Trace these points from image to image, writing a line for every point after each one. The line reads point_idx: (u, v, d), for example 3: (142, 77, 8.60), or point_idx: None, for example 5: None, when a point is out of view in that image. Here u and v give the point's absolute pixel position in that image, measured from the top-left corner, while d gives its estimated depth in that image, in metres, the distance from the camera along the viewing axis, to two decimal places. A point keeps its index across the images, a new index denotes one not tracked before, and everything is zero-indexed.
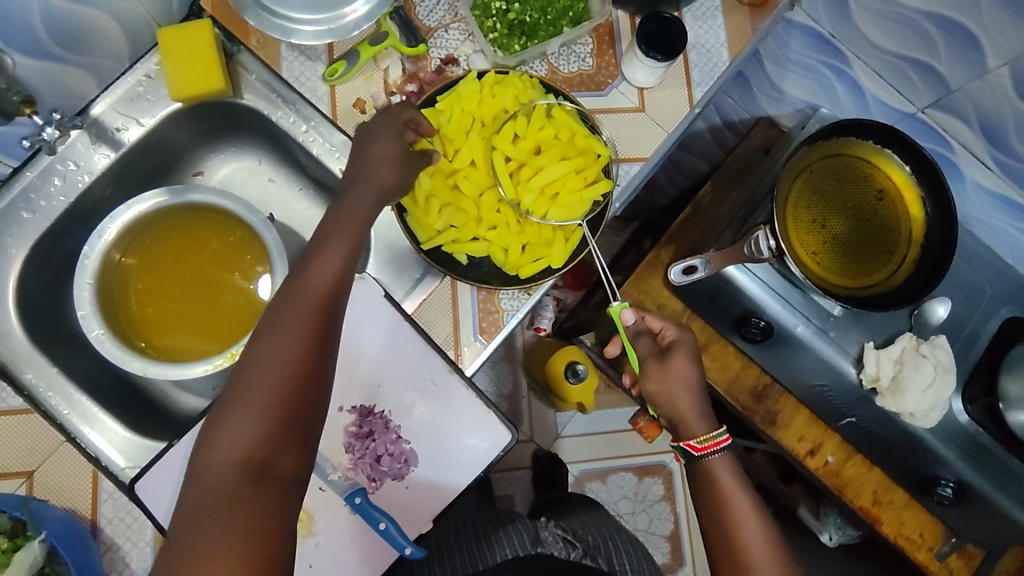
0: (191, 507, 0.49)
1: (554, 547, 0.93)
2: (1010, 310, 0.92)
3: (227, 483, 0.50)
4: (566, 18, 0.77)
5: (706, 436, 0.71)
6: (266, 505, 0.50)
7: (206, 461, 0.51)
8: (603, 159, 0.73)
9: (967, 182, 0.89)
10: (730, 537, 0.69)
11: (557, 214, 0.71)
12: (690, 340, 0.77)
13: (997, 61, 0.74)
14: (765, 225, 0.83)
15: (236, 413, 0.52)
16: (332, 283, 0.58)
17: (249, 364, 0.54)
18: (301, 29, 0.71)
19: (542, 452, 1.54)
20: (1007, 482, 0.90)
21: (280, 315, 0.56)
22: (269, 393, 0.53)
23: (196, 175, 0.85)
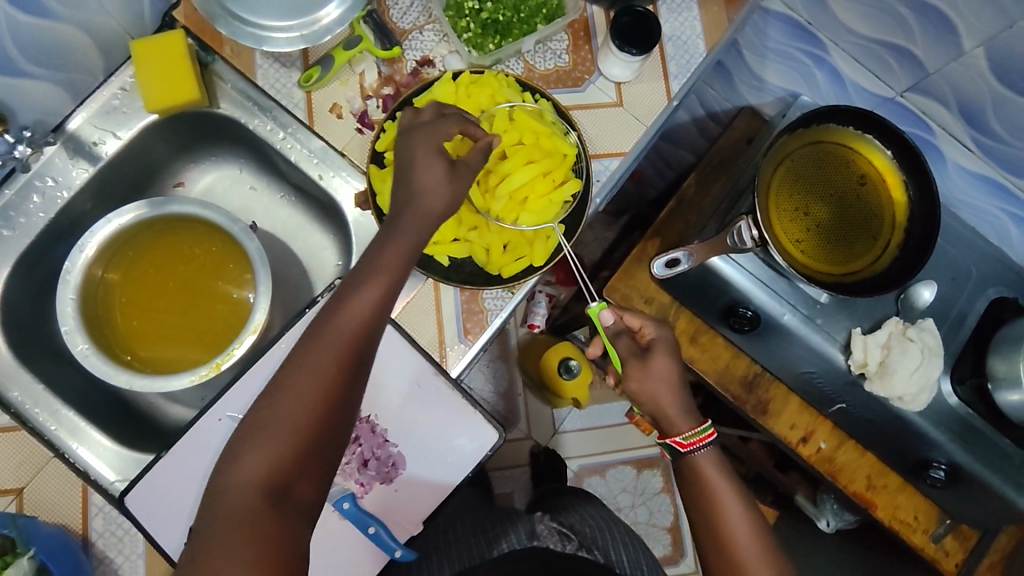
0: (208, 527, 0.50)
1: (549, 540, 0.92)
2: (997, 290, 0.92)
3: (248, 507, 0.50)
4: (540, 15, 0.76)
5: (693, 432, 0.71)
6: (281, 534, 0.50)
7: (229, 480, 0.52)
8: (570, 158, 0.73)
9: (949, 164, 0.89)
10: (718, 531, 0.67)
11: (528, 219, 0.72)
12: (670, 338, 0.76)
13: (972, 43, 0.74)
14: (747, 216, 0.83)
15: (258, 440, 0.53)
16: (369, 316, 0.58)
17: (281, 387, 0.55)
18: (274, 37, 0.70)
19: (539, 449, 1.54)
20: (1000, 463, 0.90)
21: (313, 347, 0.56)
22: (296, 421, 0.53)
23: (177, 186, 0.85)
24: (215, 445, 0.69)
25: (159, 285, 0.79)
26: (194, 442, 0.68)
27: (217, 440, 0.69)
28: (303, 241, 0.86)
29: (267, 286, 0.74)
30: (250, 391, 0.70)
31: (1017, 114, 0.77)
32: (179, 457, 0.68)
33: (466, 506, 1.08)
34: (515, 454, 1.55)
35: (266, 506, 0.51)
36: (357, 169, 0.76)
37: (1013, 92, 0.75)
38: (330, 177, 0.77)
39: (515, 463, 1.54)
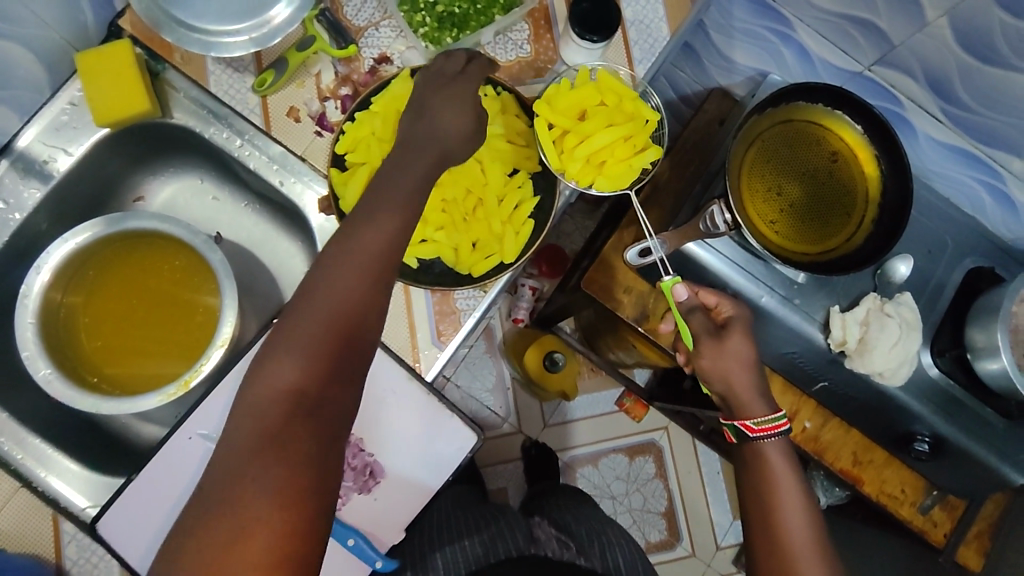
0: (234, 442, 0.49)
1: (549, 547, 0.92)
2: (974, 260, 0.92)
3: (273, 420, 0.49)
4: (497, 6, 0.74)
5: (766, 418, 0.73)
6: (304, 450, 0.49)
7: (254, 393, 0.51)
8: (651, 124, 0.72)
9: (920, 136, 0.89)
10: (775, 523, 0.70)
11: (602, 182, 0.72)
12: (747, 317, 0.78)
13: (936, 12, 0.72)
14: (720, 199, 0.82)
15: (283, 349, 0.51)
16: (391, 240, 0.56)
17: (301, 308, 0.53)
18: (222, 41, 0.67)
19: (530, 443, 1.51)
20: (983, 432, 0.91)
21: (339, 257, 0.54)
22: (316, 340, 0.51)
23: (138, 201, 0.82)
24: (189, 464, 0.68)
25: (123, 301, 0.77)
26: (165, 463, 0.67)
27: (189, 459, 0.68)
28: (271, 249, 0.84)
29: (232, 298, 0.72)
30: (219, 409, 0.68)
31: (983, 81, 0.77)
32: (150, 481, 0.67)
33: (454, 505, 1.06)
34: (505, 449, 1.53)
35: (293, 419, 0.49)
36: (319, 173, 0.74)
37: (978, 61, 0.75)
38: (292, 184, 0.74)
39: (507, 459, 1.52)
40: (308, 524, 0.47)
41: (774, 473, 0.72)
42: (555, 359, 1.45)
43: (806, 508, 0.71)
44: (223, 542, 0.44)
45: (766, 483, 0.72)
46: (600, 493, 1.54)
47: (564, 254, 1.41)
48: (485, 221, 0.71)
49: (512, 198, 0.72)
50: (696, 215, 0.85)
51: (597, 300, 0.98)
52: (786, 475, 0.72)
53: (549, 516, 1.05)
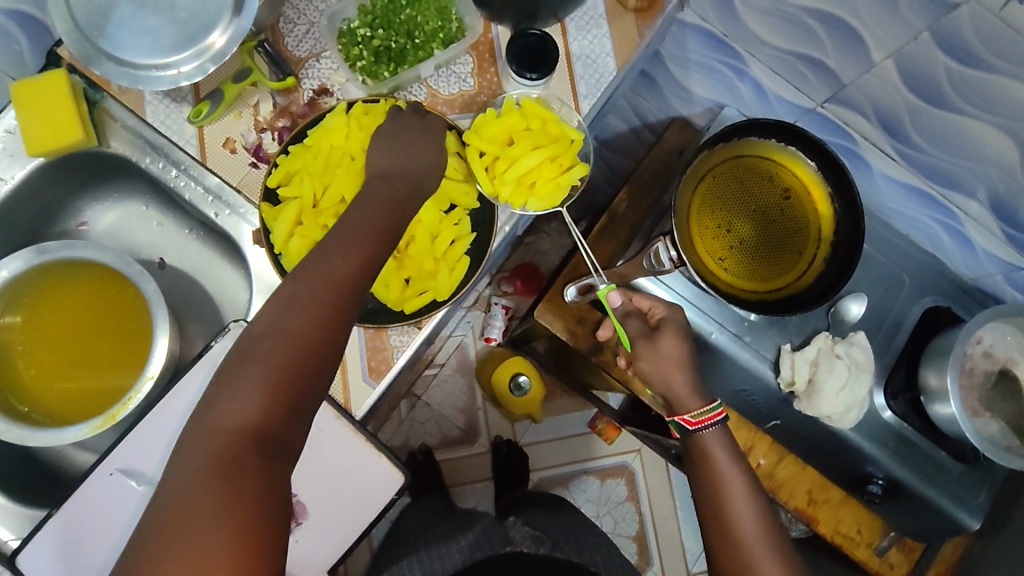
0: (184, 474, 0.46)
1: (523, 545, 0.92)
2: (932, 300, 0.90)
3: (227, 452, 0.47)
4: (436, 40, 0.74)
5: (703, 410, 0.72)
6: (258, 482, 0.47)
7: (206, 425, 0.48)
8: (577, 143, 0.73)
9: (876, 174, 0.87)
10: (723, 522, 0.66)
11: (534, 203, 0.73)
12: (680, 319, 0.78)
13: (881, 54, 0.71)
14: (665, 236, 0.82)
15: (237, 384, 0.49)
16: (355, 271, 0.55)
17: (264, 336, 0.51)
18: (151, 74, 0.68)
19: (501, 440, 1.44)
20: (936, 475, 0.89)
21: (297, 290, 0.53)
22: (275, 371, 0.50)
23: (80, 226, 0.82)
24: (108, 498, 0.68)
25: (59, 328, 0.77)
26: (88, 495, 0.68)
27: (111, 494, 0.68)
28: (213, 275, 0.83)
29: (164, 328, 0.72)
30: (145, 444, 0.69)
31: (934, 124, 0.75)
32: (74, 515, 0.68)
33: (428, 515, 1.06)
34: (476, 468, 1.44)
35: (249, 452, 0.47)
36: (253, 206, 0.73)
37: (927, 104, 0.73)
38: (226, 216, 0.74)
39: (478, 478, 1.44)
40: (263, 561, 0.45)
41: (728, 492, 0.68)
42: (520, 382, 1.38)
43: (751, 500, 0.67)
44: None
45: (718, 504, 0.68)
46: None
47: (540, 273, 1.40)
48: (416, 256, 0.70)
49: (447, 234, 0.70)
50: (642, 249, 0.85)
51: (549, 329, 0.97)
52: (729, 471, 0.69)
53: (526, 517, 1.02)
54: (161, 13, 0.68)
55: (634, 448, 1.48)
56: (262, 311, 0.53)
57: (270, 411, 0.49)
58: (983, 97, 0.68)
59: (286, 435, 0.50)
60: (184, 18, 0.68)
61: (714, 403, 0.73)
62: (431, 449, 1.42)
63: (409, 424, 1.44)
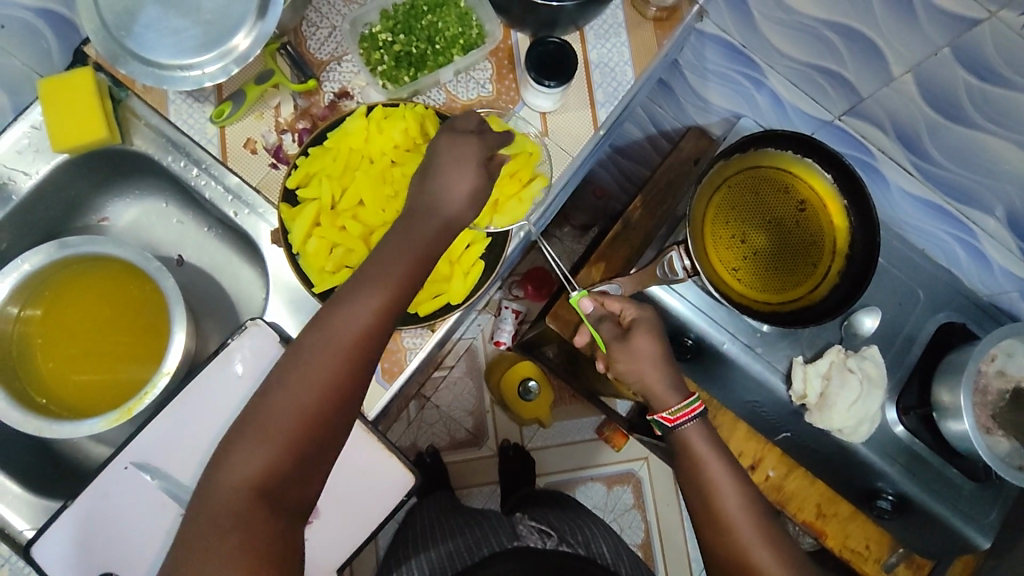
0: (198, 525, 0.51)
1: (531, 539, 0.92)
2: (947, 315, 0.89)
3: (239, 505, 0.51)
4: (456, 46, 0.75)
5: (681, 406, 0.71)
6: (265, 534, 0.51)
7: (220, 477, 0.53)
8: (535, 157, 0.73)
9: (893, 188, 0.87)
10: (719, 517, 0.68)
11: (499, 220, 0.71)
12: (652, 317, 0.75)
13: (900, 69, 0.71)
14: (678, 245, 0.82)
15: (252, 437, 0.53)
16: (367, 328, 0.56)
17: (276, 391, 0.55)
18: (175, 74, 0.69)
19: (508, 443, 1.44)
20: (948, 492, 0.88)
21: (312, 347, 0.56)
22: (286, 426, 0.53)
23: (100, 222, 0.83)
24: (120, 492, 0.69)
25: (78, 322, 0.79)
26: (102, 488, 0.69)
27: (125, 486, 0.69)
28: (230, 274, 0.84)
29: (181, 324, 0.73)
30: (161, 439, 0.70)
31: (952, 140, 0.75)
32: (88, 507, 0.68)
33: (436, 511, 1.07)
34: (483, 471, 1.44)
35: (257, 506, 0.51)
36: (272, 205, 0.74)
37: (946, 119, 0.73)
38: (246, 215, 0.75)
39: (485, 481, 1.44)
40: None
41: (712, 482, 0.69)
42: (529, 386, 1.41)
43: (735, 485, 0.69)
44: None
45: (712, 506, 0.68)
46: None
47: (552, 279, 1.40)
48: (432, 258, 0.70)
49: (463, 238, 0.71)
50: (655, 258, 0.85)
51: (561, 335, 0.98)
52: (710, 457, 0.70)
53: (532, 513, 1.04)
54: (187, 15, 0.69)
55: (641, 455, 1.47)
56: (278, 364, 0.56)
57: (278, 466, 0.53)
58: (1002, 114, 0.68)
59: (294, 487, 0.54)
60: (209, 19, 0.69)
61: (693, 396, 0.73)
62: (438, 451, 1.43)
63: (417, 425, 1.44)
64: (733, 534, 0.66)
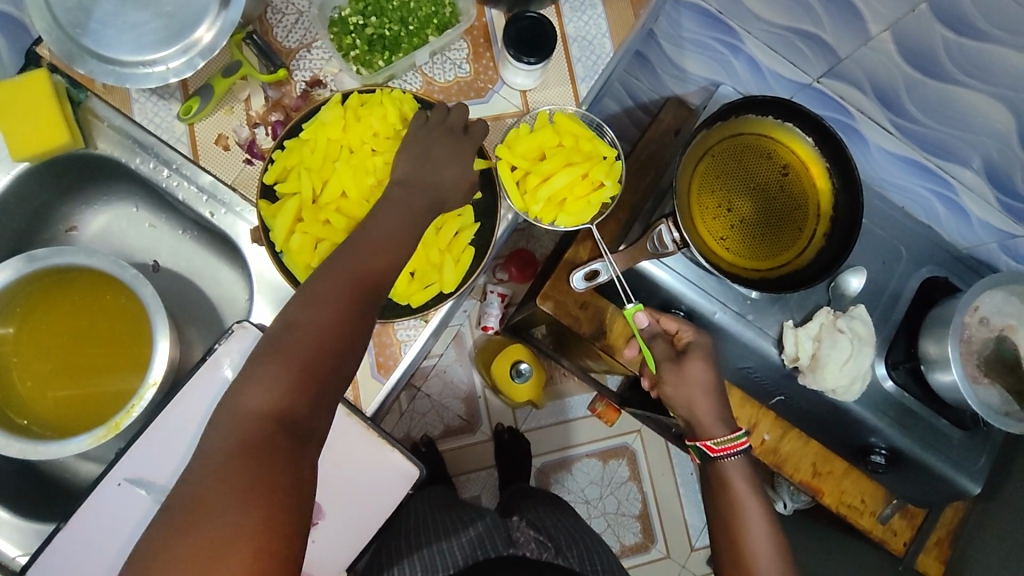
0: (206, 464, 0.46)
1: (527, 548, 0.90)
2: (929, 270, 0.91)
3: (255, 438, 0.47)
4: (431, 26, 0.73)
5: (727, 438, 0.75)
6: (284, 470, 0.47)
7: (231, 412, 0.49)
8: (608, 160, 0.74)
9: (872, 147, 0.88)
10: (738, 533, 0.73)
11: (565, 219, 0.74)
12: (706, 344, 0.81)
13: (879, 27, 0.71)
14: (668, 217, 0.81)
15: (263, 370, 0.50)
16: (377, 270, 0.55)
17: (289, 328, 0.51)
18: (137, 72, 0.65)
19: (503, 427, 1.43)
20: (937, 442, 0.90)
21: (323, 283, 0.53)
22: (301, 361, 0.50)
23: (69, 231, 0.80)
24: (114, 512, 0.67)
25: (56, 336, 0.76)
26: (95, 509, 0.66)
27: (118, 504, 0.67)
28: (209, 276, 0.82)
29: (165, 333, 0.71)
30: (150, 454, 0.68)
31: (930, 96, 0.75)
32: (81, 529, 0.66)
33: (433, 505, 1.05)
34: (479, 456, 1.44)
35: (274, 438, 0.47)
36: (250, 204, 0.72)
37: (923, 75, 0.73)
38: (222, 215, 0.73)
39: (481, 466, 1.44)
40: (280, 549, 0.45)
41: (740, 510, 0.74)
42: (521, 369, 1.35)
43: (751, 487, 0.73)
44: (193, 563, 0.42)
45: (731, 508, 0.74)
46: (573, 498, 1.45)
47: (535, 260, 1.38)
48: (422, 248, 0.68)
49: (451, 225, 0.69)
50: (644, 233, 0.84)
51: (554, 316, 0.95)
52: (744, 491, 0.74)
53: (529, 517, 1.02)
54: (145, 8, 0.66)
55: (634, 428, 1.48)
56: (287, 305, 0.53)
57: (297, 391, 0.49)
58: (979, 67, 0.69)
59: (313, 419, 0.50)
60: (169, 12, 0.66)
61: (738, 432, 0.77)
62: (433, 440, 1.42)
63: (410, 416, 1.43)
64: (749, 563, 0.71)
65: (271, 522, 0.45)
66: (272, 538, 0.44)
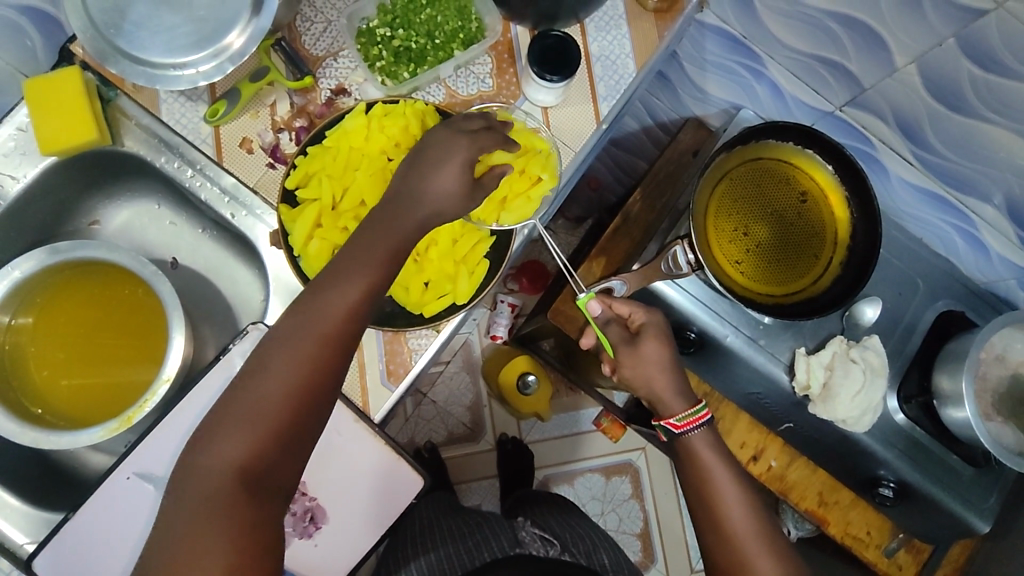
0: (177, 522, 0.47)
1: (532, 547, 0.89)
2: (946, 303, 0.90)
3: (221, 495, 0.47)
4: (456, 40, 0.74)
5: (688, 412, 0.73)
6: (252, 526, 0.47)
7: (199, 465, 0.49)
8: (542, 152, 0.70)
9: (892, 177, 0.87)
10: (722, 525, 0.69)
11: (507, 218, 0.70)
12: (659, 322, 0.79)
13: (904, 59, 0.71)
14: (682, 238, 0.81)
15: (230, 424, 0.50)
16: (349, 307, 0.54)
17: (258, 375, 0.51)
18: (169, 74, 0.67)
19: (506, 437, 1.43)
20: (947, 478, 0.89)
21: (292, 331, 0.53)
22: (276, 407, 0.50)
23: (92, 225, 0.81)
24: (124, 504, 0.67)
25: (73, 327, 0.77)
26: (103, 500, 0.67)
27: (125, 497, 0.67)
28: (226, 275, 0.83)
29: (181, 329, 0.72)
30: (160, 450, 0.68)
31: (953, 130, 0.75)
32: (88, 520, 0.67)
33: (435, 513, 1.05)
34: (482, 466, 1.44)
35: (240, 495, 0.48)
36: (270, 207, 0.73)
37: (947, 109, 0.73)
38: (243, 216, 0.74)
39: (484, 476, 1.44)
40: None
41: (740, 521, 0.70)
42: (528, 381, 1.36)
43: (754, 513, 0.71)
44: None
45: None
46: None
47: (546, 271, 1.39)
48: (437, 259, 0.69)
49: (469, 238, 0.69)
50: (658, 253, 0.85)
51: (563, 330, 0.96)
52: (715, 464, 0.72)
53: (534, 518, 1.02)
54: (179, 12, 0.67)
55: (638, 445, 1.47)
56: (254, 352, 0.53)
57: (264, 445, 0.50)
58: (1004, 102, 0.68)
59: (281, 473, 0.51)
60: (202, 16, 0.67)
61: (699, 404, 0.75)
62: (436, 447, 1.42)
63: (415, 421, 1.43)
64: (734, 539, 0.68)
65: None
66: None
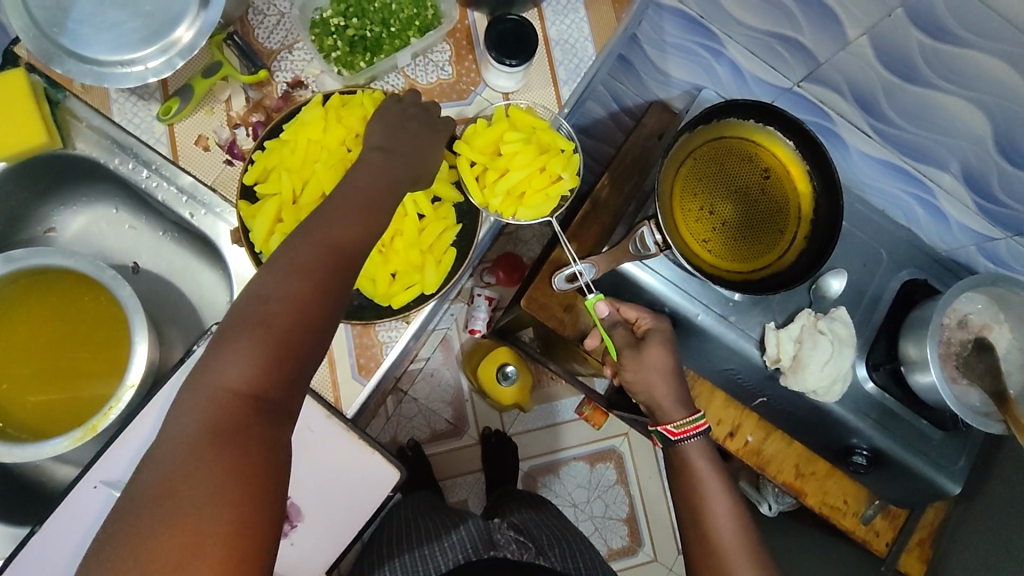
0: (174, 447, 0.42)
1: (508, 550, 0.92)
2: (909, 272, 0.93)
3: (230, 417, 0.44)
4: (412, 28, 0.73)
5: (685, 421, 0.76)
6: (261, 450, 0.44)
7: (201, 386, 0.45)
8: (568, 152, 0.72)
9: (852, 151, 0.89)
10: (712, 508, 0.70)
11: (525, 213, 0.72)
12: (665, 329, 0.82)
13: (856, 32, 0.71)
14: (649, 220, 0.82)
15: (234, 345, 0.46)
16: (353, 237, 0.52)
17: (260, 298, 0.47)
18: (116, 71, 0.65)
19: (490, 431, 1.43)
20: (918, 444, 0.91)
21: (298, 252, 0.49)
22: (283, 328, 0.47)
23: (48, 232, 0.79)
24: (91, 514, 0.66)
25: (35, 336, 0.75)
26: (69, 512, 0.66)
27: (94, 509, 0.66)
28: (190, 279, 0.81)
29: (143, 334, 0.70)
30: (126, 458, 0.67)
31: (907, 99, 0.76)
32: (56, 531, 0.65)
33: (417, 510, 1.04)
34: (466, 460, 1.44)
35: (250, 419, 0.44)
36: (230, 204, 0.72)
37: (901, 79, 0.74)
38: (202, 216, 0.73)
39: (468, 470, 1.44)
40: (260, 538, 0.41)
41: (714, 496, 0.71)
42: (507, 372, 1.34)
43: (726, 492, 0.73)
44: (165, 560, 0.39)
45: (702, 508, 0.73)
46: (560, 502, 1.45)
47: (521, 262, 1.38)
48: (404, 247, 0.67)
49: (435, 226, 0.69)
50: (627, 234, 0.85)
51: (537, 318, 0.96)
52: (709, 474, 0.74)
53: (512, 518, 1.02)
54: (125, 8, 0.66)
55: (621, 431, 1.48)
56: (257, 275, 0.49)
57: (271, 368, 0.46)
58: (956, 72, 0.69)
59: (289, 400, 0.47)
60: (149, 12, 0.66)
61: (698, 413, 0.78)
62: (420, 444, 1.41)
63: (396, 420, 1.42)
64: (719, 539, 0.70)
65: (251, 509, 0.41)
66: (250, 526, 0.41)
